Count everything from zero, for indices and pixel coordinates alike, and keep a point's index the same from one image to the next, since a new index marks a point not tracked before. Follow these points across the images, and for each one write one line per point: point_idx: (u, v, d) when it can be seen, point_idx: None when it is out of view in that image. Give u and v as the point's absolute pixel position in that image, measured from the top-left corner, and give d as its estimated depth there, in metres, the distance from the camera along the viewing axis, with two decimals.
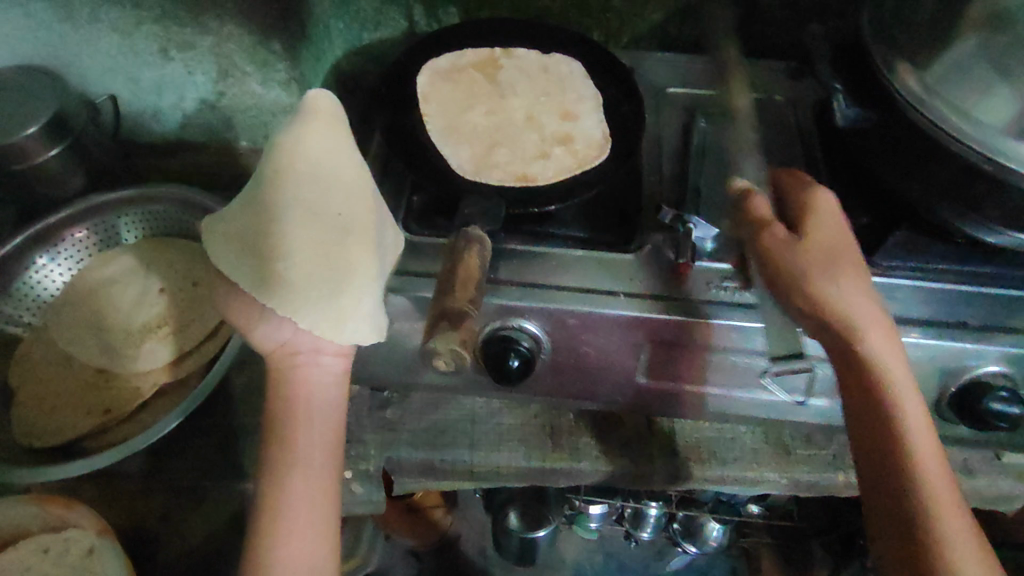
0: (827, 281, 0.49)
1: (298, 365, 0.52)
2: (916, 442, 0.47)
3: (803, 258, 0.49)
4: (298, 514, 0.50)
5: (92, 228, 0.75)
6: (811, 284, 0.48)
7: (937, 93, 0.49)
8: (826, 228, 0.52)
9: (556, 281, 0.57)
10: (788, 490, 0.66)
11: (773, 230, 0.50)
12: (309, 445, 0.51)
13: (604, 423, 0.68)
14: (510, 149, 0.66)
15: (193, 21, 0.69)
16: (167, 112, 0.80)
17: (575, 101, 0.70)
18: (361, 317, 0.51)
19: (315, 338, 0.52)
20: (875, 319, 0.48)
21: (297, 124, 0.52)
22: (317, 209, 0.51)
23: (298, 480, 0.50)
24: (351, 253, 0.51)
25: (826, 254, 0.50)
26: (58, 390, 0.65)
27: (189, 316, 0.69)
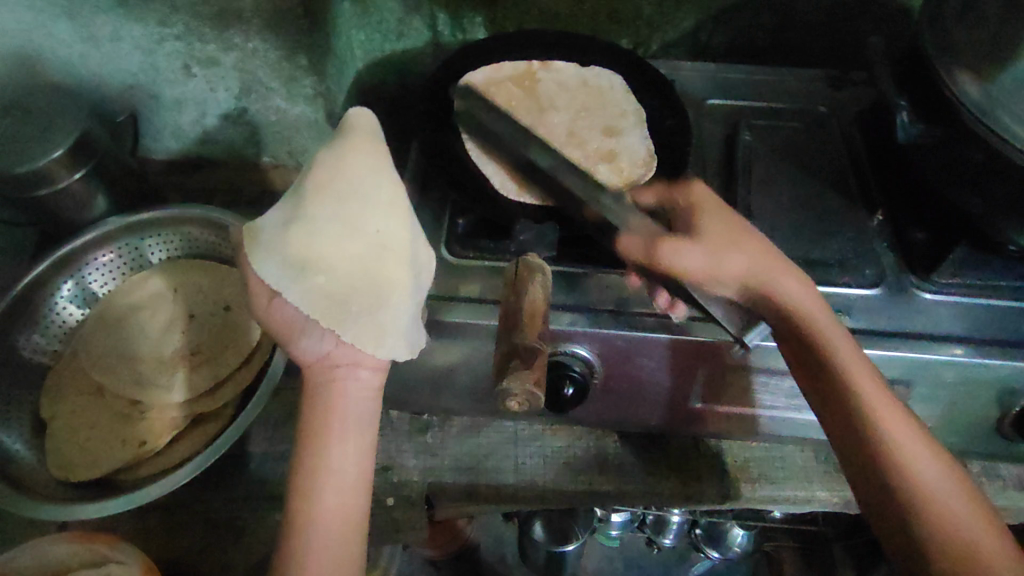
0: (732, 267, 0.51)
1: (336, 378, 0.50)
2: (887, 414, 0.48)
3: (702, 254, 0.50)
4: (328, 527, 0.47)
5: (117, 250, 0.73)
6: (717, 274, 0.51)
7: (1007, 105, 0.48)
8: (707, 220, 0.53)
9: (608, 306, 0.56)
10: (838, 507, 0.65)
11: (669, 240, 0.50)
12: (342, 461, 0.48)
13: (649, 443, 0.67)
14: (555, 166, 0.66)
15: (216, 36, 0.66)
16: (188, 130, 0.77)
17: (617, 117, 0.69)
18: (397, 334, 0.49)
19: (356, 351, 0.49)
20: (814, 304, 0.50)
21: (339, 134, 0.50)
22: (355, 225, 0.48)
23: (330, 492, 0.47)
24: (390, 271, 0.49)
25: (724, 241, 0.52)
26: (91, 421, 0.63)
27: (222, 342, 0.67)
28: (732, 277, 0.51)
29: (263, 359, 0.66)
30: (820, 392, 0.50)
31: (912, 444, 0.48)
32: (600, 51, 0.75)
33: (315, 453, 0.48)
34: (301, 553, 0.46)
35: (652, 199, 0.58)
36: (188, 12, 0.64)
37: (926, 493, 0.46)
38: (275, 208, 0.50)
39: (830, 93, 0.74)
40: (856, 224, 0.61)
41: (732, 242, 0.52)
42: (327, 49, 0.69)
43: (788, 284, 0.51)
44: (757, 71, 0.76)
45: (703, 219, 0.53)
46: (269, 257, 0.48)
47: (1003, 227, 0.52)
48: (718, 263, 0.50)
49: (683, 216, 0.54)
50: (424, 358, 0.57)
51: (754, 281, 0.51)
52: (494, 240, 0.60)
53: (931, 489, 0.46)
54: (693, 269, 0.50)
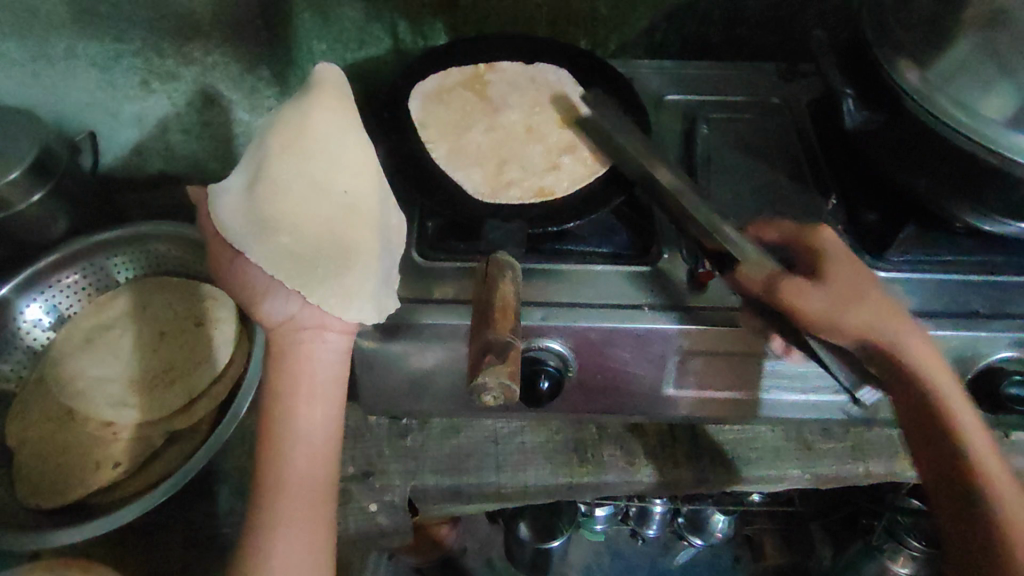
0: (859, 322, 0.50)
1: (301, 342, 0.49)
2: (1003, 485, 0.52)
3: (826, 300, 0.50)
4: (298, 491, 0.49)
5: (82, 271, 0.72)
6: (837, 325, 0.50)
7: (944, 89, 0.51)
8: (830, 263, 0.52)
9: (577, 299, 0.57)
10: (811, 483, 0.68)
11: (788, 284, 0.49)
12: (310, 425, 0.49)
13: (627, 433, 0.68)
14: (521, 165, 0.67)
15: (175, 51, 0.66)
16: (149, 146, 0.76)
17: (568, 106, 0.72)
18: (366, 296, 0.49)
19: (322, 314, 0.49)
20: (942, 372, 0.52)
21: (306, 95, 0.51)
22: (323, 185, 0.49)
23: (298, 459, 0.48)
24: (354, 233, 0.49)
25: (852, 298, 0.50)
26: (59, 448, 0.60)
27: (193, 358, 0.66)
28: (852, 329, 0.50)
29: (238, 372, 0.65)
30: (945, 469, 0.53)
31: None
32: (498, 42, 0.79)
33: (284, 418, 0.48)
34: (272, 518, 0.48)
35: (773, 236, 0.56)
36: (145, 27, 0.63)
37: None
38: (237, 173, 0.51)
39: (782, 85, 0.77)
40: (813, 210, 0.64)
41: (859, 295, 0.51)
42: (289, 59, 0.69)
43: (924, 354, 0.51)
44: (712, 66, 0.79)
45: (827, 266, 0.52)
46: (234, 217, 0.48)
47: (947, 205, 0.55)
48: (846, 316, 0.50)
49: (811, 257, 0.53)
50: (402, 362, 0.58)
51: (874, 335, 0.51)
52: (463, 241, 0.61)
53: None
54: (820, 315, 0.49)
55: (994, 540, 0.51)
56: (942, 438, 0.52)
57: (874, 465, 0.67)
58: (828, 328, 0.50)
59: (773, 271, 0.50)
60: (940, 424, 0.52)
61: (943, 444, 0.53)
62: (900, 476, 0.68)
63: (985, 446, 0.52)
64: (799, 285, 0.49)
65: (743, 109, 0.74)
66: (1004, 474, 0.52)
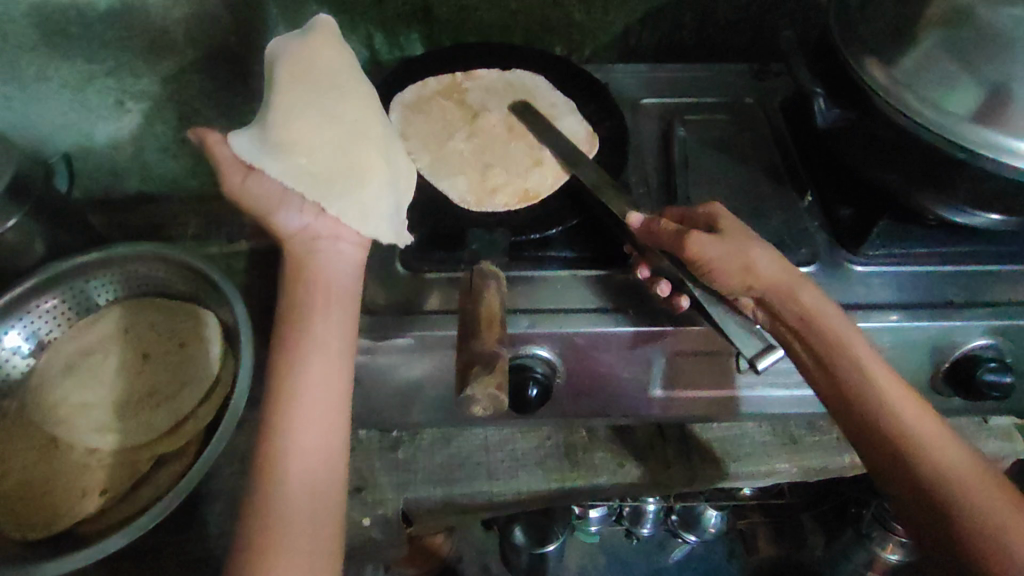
0: (735, 261, 0.49)
1: (318, 251, 0.50)
2: (908, 433, 0.46)
3: (719, 245, 0.50)
4: (316, 404, 0.46)
5: (62, 295, 0.69)
6: (724, 271, 0.49)
7: (908, 88, 0.53)
8: (727, 222, 0.53)
9: (562, 305, 0.58)
10: (799, 476, 0.69)
11: (695, 236, 0.49)
12: (327, 332, 0.48)
13: (617, 435, 0.69)
14: (505, 168, 0.67)
15: (149, 70, 0.66)
16: (126, 166, 0.76)
17: (548, 103, 0.73)
18: (381, 215, 0.51)
19: (336, 224, 0.50)
20: (836, 313, 0.50)
21: (304, 37, 0.55)
22: (334, 116, 0.52)
23: (315, 364, 0.47)
24: (360, 161, 0.52)
25: (742, 242, 0.51)
26: (44, 478, 0.59)
27: (180, 379, 0.65)
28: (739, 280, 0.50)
29: (226, 392, 0.64)
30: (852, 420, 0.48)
31: (965, 469, 0.45)
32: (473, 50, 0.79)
33: (300, 318, 0.48)
34: (293, 425, 0.45)
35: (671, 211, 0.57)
36: (118, 47, 0.63)
37: (977, 512, 0.43)
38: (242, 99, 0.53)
39: (755, 85, 0.78)
40: (789, 209, 0.65)
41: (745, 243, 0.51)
42: None
43: (813, 299, 0.50)
44: (685, 69, 0.80)
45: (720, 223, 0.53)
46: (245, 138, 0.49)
47: (921, 198, 0.57)
48: (742, 261, 0.49)
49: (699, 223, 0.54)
50: (391, 373, 0.58)
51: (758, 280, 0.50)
52: (446, 250, 0.60)
53: (980, 507, 0.43)
54: (713, 256, 0.49)
55: (910, 486, 0.46)
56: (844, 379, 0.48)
57: (861, 455, 0.68)
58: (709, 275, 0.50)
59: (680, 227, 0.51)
60: (838, 370, 0.49)
61: (846, 387, 0.48)
62: None
63: (894, 389, 0.48)
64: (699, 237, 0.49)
65: (717, 110, 0.75)
66: (920, 420, 0.47)
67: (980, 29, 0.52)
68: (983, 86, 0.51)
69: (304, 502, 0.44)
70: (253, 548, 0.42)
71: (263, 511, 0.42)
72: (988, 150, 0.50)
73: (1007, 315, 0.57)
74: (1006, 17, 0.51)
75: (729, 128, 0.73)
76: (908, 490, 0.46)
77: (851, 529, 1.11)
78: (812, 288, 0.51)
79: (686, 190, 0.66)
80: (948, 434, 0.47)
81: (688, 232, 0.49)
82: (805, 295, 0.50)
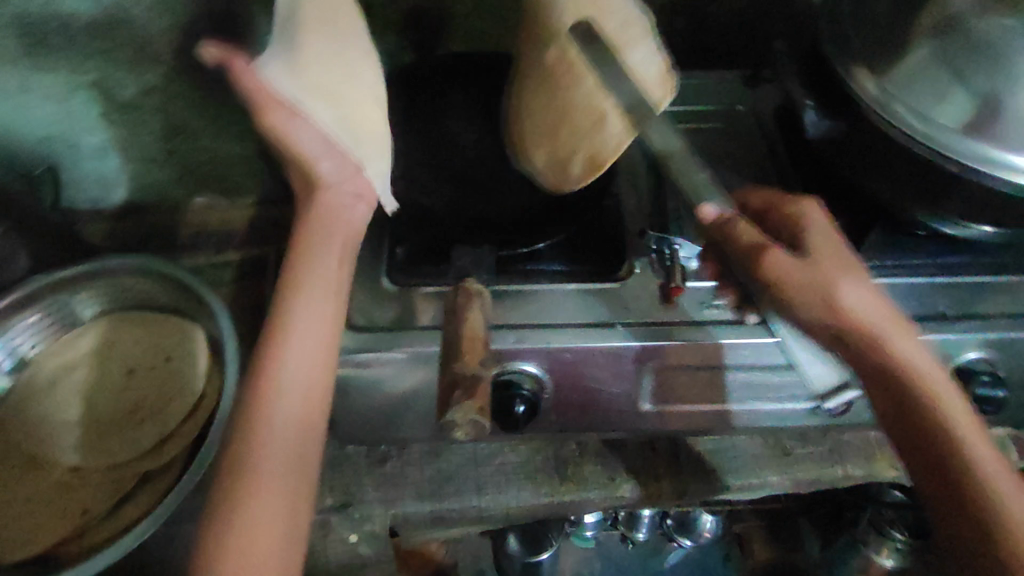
0: (813, 283, 0.48)
1: (338, 203, 0.52)
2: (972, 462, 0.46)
3: (800, 265, 0.48)
4: (303, 340, 0.47)
5: (44, 309, 0.68)
6: (806, 293, 0.47)
7: (899, 98, 0.52)
8: (814, 235, 0.50)
9: (550, 319, 0.57)
10: (791, 489, 0.68)
11: (772, 252, 0.48)
12: (323, 273, 0.49)
13: (607, 448, 0.68)
14: (575, 129, 0.57)
15: (134, 81, 0.65)
16: (113, 176, 0.75)
17: (618, 24, 0.55)
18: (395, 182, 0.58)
19: (358, 183, 0.53)
20: (910, 342, 0.49)
21: None
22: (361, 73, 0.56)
23: (306, 302, 0.48)
24: (380, 118, 0.56)
25: (828, 266, 0.48)
26: (26, 496, 0.59)
27: (164, 395, 0.65)
28: (818, 303, 0.48)
29: (209, 409, 0.63)
30: (913, 444, 0.48)
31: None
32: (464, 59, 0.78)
33: (306, 258, 0.49)
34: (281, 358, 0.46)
35: (757, 203, 0.55)
36: (101, 59, 0.62)
37: None
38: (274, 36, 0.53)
39: (748, 93, 0.77)
40: None
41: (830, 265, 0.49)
42: None
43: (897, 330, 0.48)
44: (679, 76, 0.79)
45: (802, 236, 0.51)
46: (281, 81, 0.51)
47: (912, 210, 0.56)
48: (824, 283, 0.48)
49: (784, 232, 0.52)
50: (377, 389, 0.58)
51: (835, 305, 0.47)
52: (433, 265, 0.61)
53: None
54: (792, 278, 0.47)
55: (966, 511, 0.45)
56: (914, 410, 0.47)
57: (853, 468, 0.68)
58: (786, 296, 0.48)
59: (760, 236, 0.48)
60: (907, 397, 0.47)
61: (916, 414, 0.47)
62: (879, 476, 0.69)
63: (967, 421, 0.47)
64: (782, 262, 0.48)
65: (709, 118, 0.75)
66: (985, 453, 0.47)
67: (972, 41, 0.52)
68: (975, 97, 0.50)
69: (287, 434, 0.44)
70: (228, 466, 0.43)
71: (235, 453, 0.43)
72: (980, 162, 0.49)
73: (1000, 328, 0.57)
74: (998, 27, 0.51)
75: (721, 136, 0.72)
76: (963, 510, 0.46)
77: (846, 535, 1.11)
78: (903, 330, 0.49)
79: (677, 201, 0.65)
80: (1008, 466, 0.47)
81: (768, 248, 0.48)
82: (885, 322, 0.48)
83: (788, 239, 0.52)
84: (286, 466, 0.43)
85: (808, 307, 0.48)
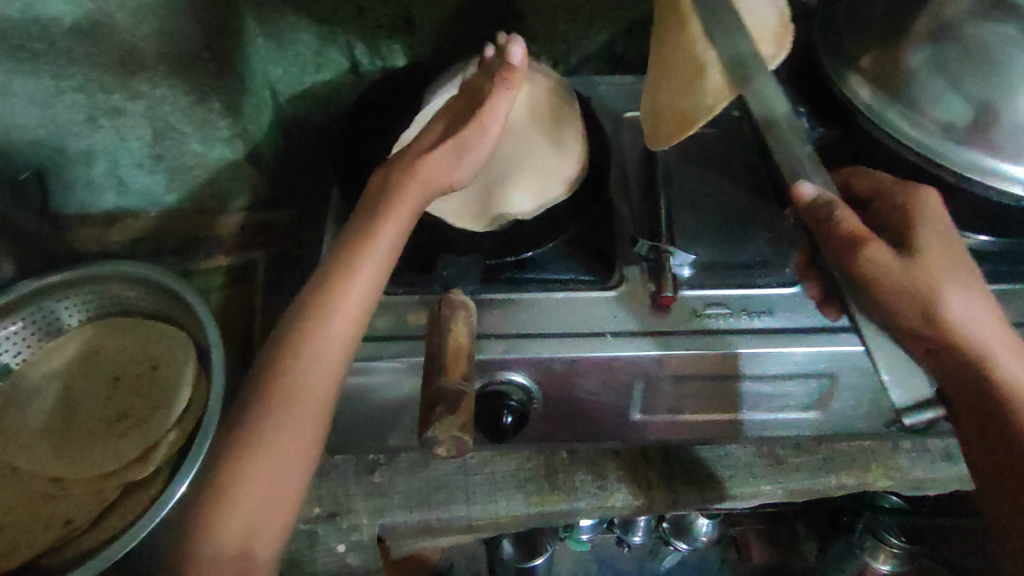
0: (919, 279, 0.45)
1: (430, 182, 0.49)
2: None
3: (900, 259, 0.45)
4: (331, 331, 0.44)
5: (26, 318, 0.67)
6: (909, 288, 0.45)
7: (895, 107, 0.52)
8: (923, 230, 0.47)
9: (539, 328, 0.57)
10: (784, 498, 0.67)
11: (871, 248, 0.44)
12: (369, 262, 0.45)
13: (598, 457, 0.67)
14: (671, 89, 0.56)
15: (120, 86, 0.64)
16: (101, 182, 0.74)
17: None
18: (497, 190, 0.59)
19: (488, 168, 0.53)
20: (1009, 356, 0.46)
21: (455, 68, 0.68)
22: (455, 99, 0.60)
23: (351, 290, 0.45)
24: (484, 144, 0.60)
25: (934, 265, 0.46)
26: (10, 507, 0.58)
27: (149, 404, 0.64)
28: (918, 302, 0.45)
29: (194, 417, 0.62)
30: (989, 455, 0.46)
31: None
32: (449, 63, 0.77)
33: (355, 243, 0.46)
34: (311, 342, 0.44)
35: (864, 188, 0.52)
36: (87, 64, 0.62)
37: None
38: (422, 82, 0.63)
39: None
40: (775, 227, 0.63)
41: (937, 265, 0.46)
42: (241, 89, 0.69)
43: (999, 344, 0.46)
44: None
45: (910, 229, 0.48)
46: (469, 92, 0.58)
47: None
48: (926, 283, 0.45)
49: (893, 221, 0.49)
50: (363, 399, 0.57)
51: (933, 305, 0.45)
52: (421, 274, 0.60)
53: None
54: (894, 270, 0.45)
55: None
56: (998, 423, 0.46)
57: (846, 477, 0.67)
58: (879, 292, 0.45)
59: (857, 221, 0.45)
60: (993, 408, 0.46)
61: (1000, 426, 0.46)
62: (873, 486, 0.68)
63: None
64: (876, 253, 0.44)
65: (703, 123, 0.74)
66: None
67: (968, 48, 0.51)
68: (972, 105, 0.49)
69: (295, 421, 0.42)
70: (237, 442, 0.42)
71: (249, 420, 0.42)
72: (978, 174, 0.49)
73: None
74: (995, 35, 0.50)
75: (715, 141, 0.71)
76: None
77: (842, 539, 1.11)
78: (1003, 343, 0.46)
79: (669, 208, 0.64)
80: None
81: (867, 241, 0.44)
82: (980, 330, 0.46)
83: (893, 231, 0.49)
84: (295, 447, 0.42)
85: (904, 307, 0.45)
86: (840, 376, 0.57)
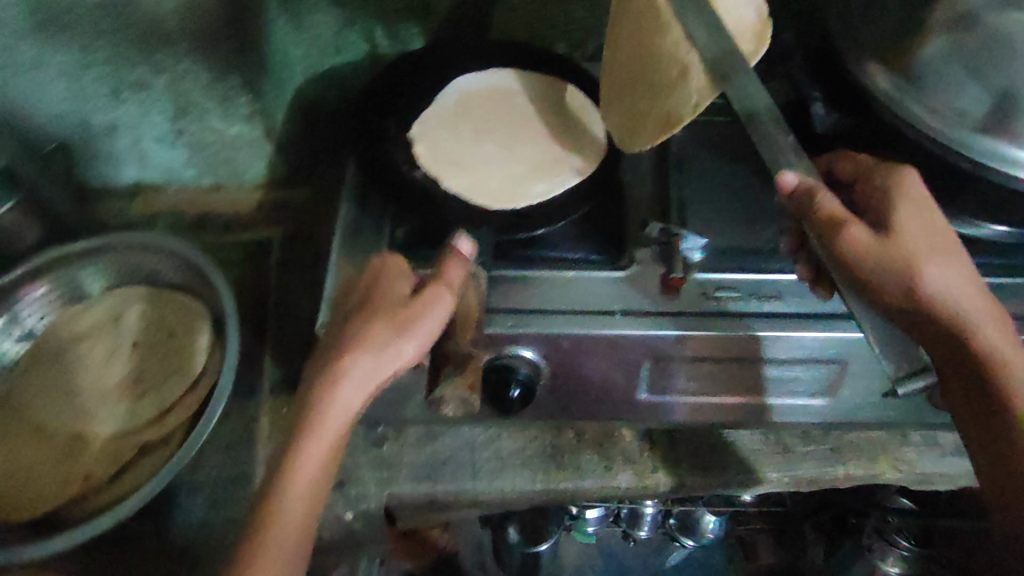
0: (898, 260, 0.48)
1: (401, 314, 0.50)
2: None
3: (879, 241, 0.47)
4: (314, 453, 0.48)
5: (52, 283, 0.69)
6: (888, 271, 0.47)
7: (914, 95, 0.51)
8: (902, 216, 0.50)
9: (550, 305, 0.57)
10: (790, 486, 0.67)
11: (849, 229, 0.46)
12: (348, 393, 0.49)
13: (605, 438, 0.68)
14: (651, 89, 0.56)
15: (145, 60, 0.66)
16: (123, 155, 0.76)
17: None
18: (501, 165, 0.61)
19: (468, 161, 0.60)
20: (994, 323, 0.49)
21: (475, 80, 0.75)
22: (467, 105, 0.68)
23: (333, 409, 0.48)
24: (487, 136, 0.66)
25: (913, 247, 0.48)
26: (29, 463, 0.60)
27: (166, 369, 0.66)
28: (897, 282, 0.47)
29: (209, 383, 0.64)
30: (979, 414, 0.50)
31: None
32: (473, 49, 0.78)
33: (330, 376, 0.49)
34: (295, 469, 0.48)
35: (849, 172, 0.55)
36: (113, 37, 0.63)
37: None
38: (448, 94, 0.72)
39: None
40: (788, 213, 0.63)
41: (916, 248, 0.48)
42: (261, 66, 0.71)
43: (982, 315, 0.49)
44: None
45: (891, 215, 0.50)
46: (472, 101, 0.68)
47: None
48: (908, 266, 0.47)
49: (878, 201, 0.52)
50: None
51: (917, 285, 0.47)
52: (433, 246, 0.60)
53: None
54: (874, 252, 0.47)
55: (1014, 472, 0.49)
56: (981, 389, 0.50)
57: (855, 467, 0.67)
58: (863, 279, 0.47)
59: (837, 208, 0.46)
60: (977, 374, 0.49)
61: (985, 390, 0.49)
62: (881, 477, 0.68)
63: None
64: (857, 237, 0.46)
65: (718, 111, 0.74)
66: None
67: (983, 35, 0.51)
68: (991, 91, 0.49)
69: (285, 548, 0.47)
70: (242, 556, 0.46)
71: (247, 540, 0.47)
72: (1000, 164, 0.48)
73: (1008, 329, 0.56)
74: (1011, 22, 0.50)
75: (729, 128, 0.71)
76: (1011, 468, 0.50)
77: (850, 540, 1.10)
78: (983, 309, 0.49)
79: (681, 192, 0.65)
80: None
81: (847, 227, 0.46)
82: (964, 302, 0.48)
83: (874, 218, 0.51)
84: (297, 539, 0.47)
85: (886, 287, 0.47)
86: (850, 363, 0.57)
